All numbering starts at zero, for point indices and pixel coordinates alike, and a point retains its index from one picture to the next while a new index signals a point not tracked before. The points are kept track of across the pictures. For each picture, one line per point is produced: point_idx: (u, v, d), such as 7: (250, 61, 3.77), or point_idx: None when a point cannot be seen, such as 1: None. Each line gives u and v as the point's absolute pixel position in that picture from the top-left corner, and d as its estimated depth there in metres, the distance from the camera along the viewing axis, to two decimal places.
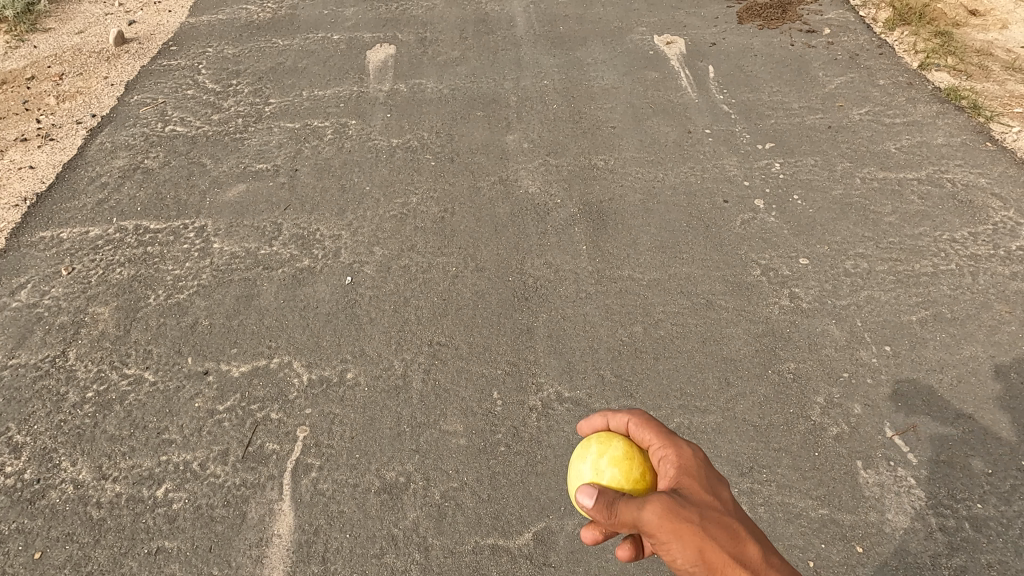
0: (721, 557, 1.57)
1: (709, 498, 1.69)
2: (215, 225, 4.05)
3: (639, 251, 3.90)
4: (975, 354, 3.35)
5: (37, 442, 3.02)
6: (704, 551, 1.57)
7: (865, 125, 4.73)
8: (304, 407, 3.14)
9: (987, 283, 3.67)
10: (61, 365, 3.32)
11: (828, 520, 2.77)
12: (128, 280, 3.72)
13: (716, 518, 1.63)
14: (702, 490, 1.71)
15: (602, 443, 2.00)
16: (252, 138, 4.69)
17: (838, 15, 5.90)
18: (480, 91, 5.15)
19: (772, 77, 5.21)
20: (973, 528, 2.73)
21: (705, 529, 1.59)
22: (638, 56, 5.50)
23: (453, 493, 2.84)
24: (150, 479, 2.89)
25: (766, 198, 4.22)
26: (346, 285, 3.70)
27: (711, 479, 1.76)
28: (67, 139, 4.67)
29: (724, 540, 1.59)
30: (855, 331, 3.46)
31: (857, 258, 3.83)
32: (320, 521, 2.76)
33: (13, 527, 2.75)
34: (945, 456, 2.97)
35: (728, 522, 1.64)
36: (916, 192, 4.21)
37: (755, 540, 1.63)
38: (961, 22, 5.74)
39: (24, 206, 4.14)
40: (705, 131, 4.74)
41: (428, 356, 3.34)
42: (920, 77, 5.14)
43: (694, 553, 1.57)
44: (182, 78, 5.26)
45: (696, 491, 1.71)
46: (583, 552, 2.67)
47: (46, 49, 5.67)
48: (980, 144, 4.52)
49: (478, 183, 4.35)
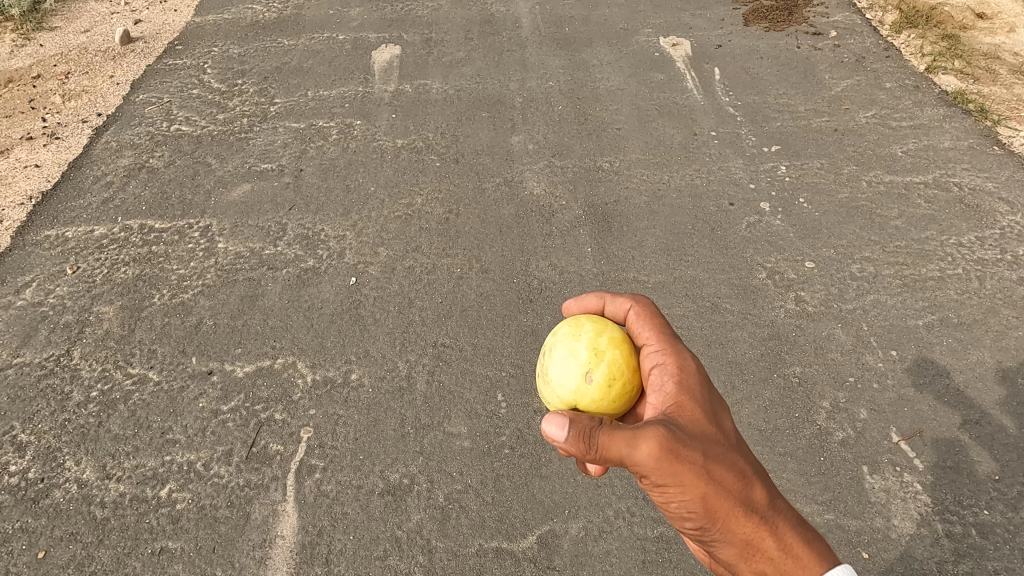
0: (720, 490, 1.80)
1: (714, 433, 1.88)
2: (219, 224, 4.05)
3: (644, 253, 3.89)
4: (982, 359, 3.33)
5: (41, 441, 3.02)
6: (703, 485, 1.79)
7: (871, 129, 4.71)
8: (309, 408, 3.13)
9: (994, 288, 3.65)
10: (66, 365, 3.32)
11: (833, 525, 2.75)
12: (133, 280, 3.72)
13: (718, 455, 1.83)
14: (704, 421, 1.90)
15: (598, 324, 2.26)
16: (257, 138, 4.69)
17: (844, 18, 5.88)
18: (485, 92, 5.15)
19: (779, 80, 5.19)
20: (979, 535, 2.71)
21: (705, 467, 1.79)
22: (644, 58, 5.49)
23: (457, 495, 2.83)
24: (154, 479, 2.89)
25: (772, 201, 4.21)
26: (351, 286, 3.69)
27: (711, 406, 1.95)
28: (73, 137, 4.68)
29: (722, 474, 1.81)
30: (861, 335, 3.44)
31: (864, 262, 3.81)
32: (324, 522, 2.76)
33: (17, 526, 2.75)
34: (951, 461, 2.95)
35: (730, 460, 1.85)
36: (922, 196, 4.19)
37: (762, 484, 1.86)
38: (969, 25, 5.71)
39: (30, 205, 4.14)
40: (711, 134, 4.72)
41: (433, 357, 3.33)
42: (927, 80, 5.12)
43: (693, 487, 1.79)
44: (187, 77, 5.26)
45: (700, 423, 1.88)
46: (587, 556, 2.66)
47: (52, 47, 5.68)
48: (988, 148, 4.50)
49: (483, 184, 4.34)
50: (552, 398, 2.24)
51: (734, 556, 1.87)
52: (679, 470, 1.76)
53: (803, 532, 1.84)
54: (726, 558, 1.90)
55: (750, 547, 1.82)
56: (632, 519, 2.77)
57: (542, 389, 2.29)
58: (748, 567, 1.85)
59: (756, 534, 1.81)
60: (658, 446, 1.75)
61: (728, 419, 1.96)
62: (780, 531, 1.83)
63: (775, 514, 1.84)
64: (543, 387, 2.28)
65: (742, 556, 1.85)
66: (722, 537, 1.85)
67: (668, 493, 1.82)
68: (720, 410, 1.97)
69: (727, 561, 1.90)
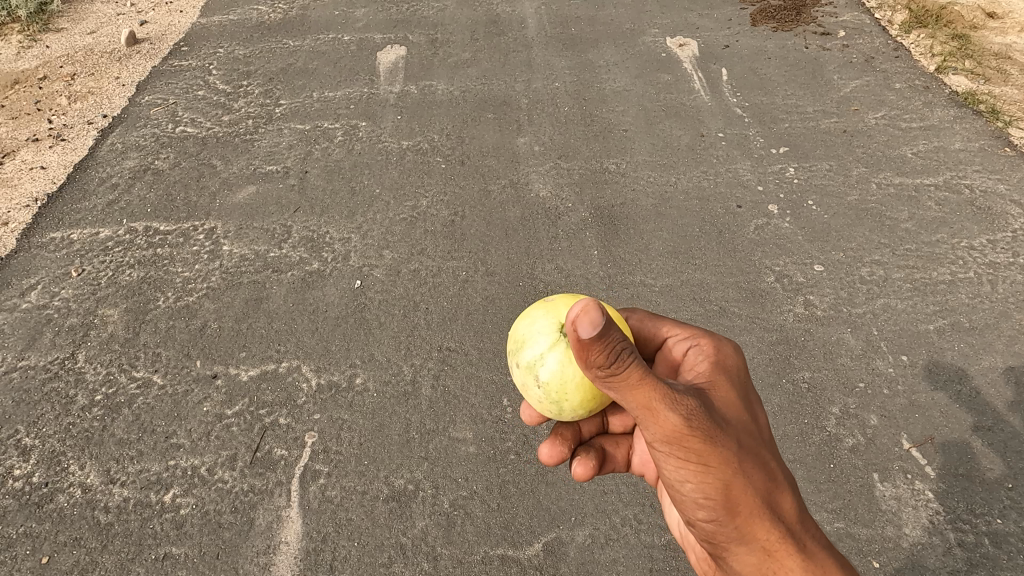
0: (748, 486, 1.73)
1: (749, 426, 1.83)
2: (224, 226, 4.04)
3: (652, 256, 3.85)
4: (994, 364, 3.28)
5: (46, 445, 3.01)
6: (733, 476, 1.71)
7: (880, 130, 4.66)
8: (313, 412, 3.11)
9: (1006, 292, 3.60)
10: (70, 368, 3.31)
11: (843, 534, 2.72)
12: (138, 283, 3.71)
13: (751, 446, 1.77)
14: (740, 411, 1.84)
15: None
16: (262, 140, 4.68)
17: (853, 18, 5.83)
18: (491, 93, 5.12)
19: (788, 81, 5.14)
20: (992, 544, 2.67)
21: (738, 458, 1.73)
22: (651, 59, 5.45)
23: (462, 501, 2.81)
24: (158, 484, 2.88)
25: (781, 204, 4.16)
26: (356, 288, 3.67)
27: (748, 401, 1.90)
28: (78, 139, 4.67)
29: (755, 470, 1.75)
30: (871, 340, 3.40)
31: (873, 265, 3.76)
32: (328, 528, 2.74)
33: (20, 531, 2.74)
34: (963, 469, 2.91)
35: (763, 458, 1.79)
36: (933, 199, 4.14)
37: (791, 493, 1.81)
38: (979, 24, 5.64)
39: (34, 207, 4.13)
40: (719, 135, 4.68)
41: (438, 361, 3.31)
42: (936, 81, 5.06)
43: (723, 475, 1.71)
44: (192, 79, 5.24)
45: (737, 412, 1.83)
46: (594, 564, 2.64)
47: (57, 49, 5.68)
48: (999, 150, 4.45)
49: (489, 186, 4.31)
50: (542, 349, 1.95)
51: (746, 558, 1.81)
52: (711, 451, 1.69)
53: (821, 548, 1.81)
54: (735, 560, 1.84)
55: (769, 554, 1.76)
56: (640, 526, 2.74)
57: (525, 358, 1.98)
58: (757, 573, 1.80)
59: (777, 541, 1.76)
60: (696, 417, 1.67)
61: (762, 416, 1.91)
62: (800, 544, 1.77)
63: (797, 525, 1.79)
64: (524, 358, 1.99)
65: (755, 560, 1.78)
66: (738, 535, 1.78)
67: (692, 473, 1.73)
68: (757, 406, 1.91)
69: (735, 562, 1.83)
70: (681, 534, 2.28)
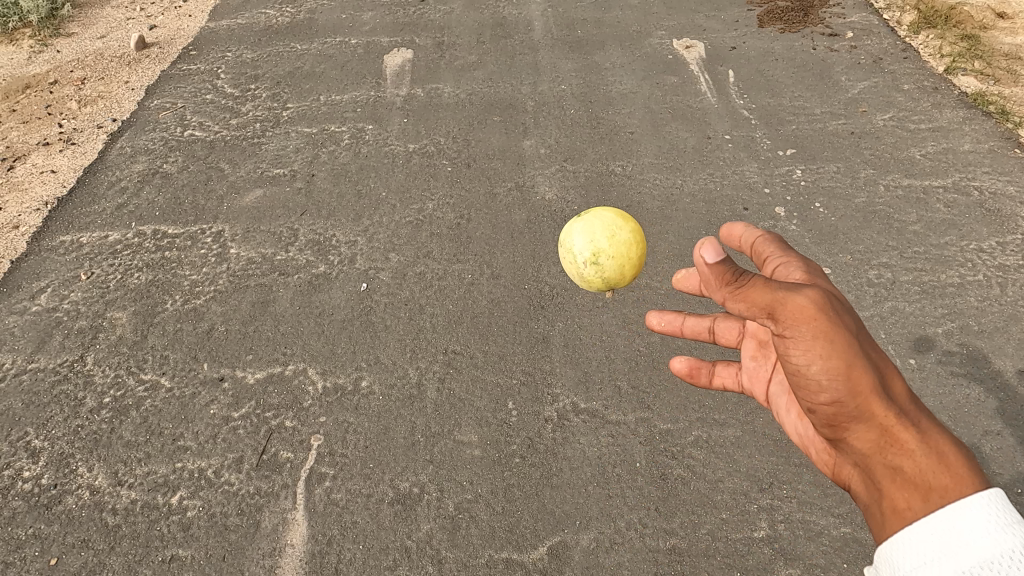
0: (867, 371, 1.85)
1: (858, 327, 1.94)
2: (232, 229, 4.07)
3: (657, 259, 3.84)
4: (1004, 368, 3.25)
5: (55, 447, 3.04)
6: (854, 357, 1.84)
7: (888, 131, 4.63)
8: (318, 416, 3.13)
9: (1015, 294, 3.57)
10: (79, 371, 3.34)
11: (851, 539, 2.69)
12: (146, 286, 3.74)
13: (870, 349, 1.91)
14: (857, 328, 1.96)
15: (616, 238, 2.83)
16: (270, 144, 4.70)
17: (861, 19, 5.79)
18: (497, 96, 5.13)
19: (794, 82, 5.12)
20: None
21: (855, 337, 1.87)
22: (658, 61, 5.44)
23: (467, 504, 2.81)
24: (165, 486, 2.90)
25: (787, 205, 4.15)
26: (362, 291, 3.69)
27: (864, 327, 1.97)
28: (88, 143, 4.72)
29: (870, 351, 1.92)
30: (878, 344, 3.37)
31: (881, 268, 3.73)
32: (334, 531, 2.75)
33: (30, 532, 2.77)
34: None
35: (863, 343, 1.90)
36: (942, 200, 4.11)
37: (896, 377, 1.92)
38: (989, 25, 5.59)
39: (44, 211, 4.18)
40: (724, 137, 4.66)
41: (443, 365, 3.31)
42: (946, 81, 5.03)
43: (842, 356, 1.85)
44: (201, 83, 5.28)
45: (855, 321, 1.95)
46: (598, 567, 2.63)
47: (68, 54, 5.74)
48: (1009, 151, 4.41)
49: (494, 189, 4.32)
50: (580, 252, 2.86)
51: (863, 436, 1.93)
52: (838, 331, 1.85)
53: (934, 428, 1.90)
54: (854, 438, 1.96)
55: (886, 432, 1.88)
56: (644, 530, 2.73)
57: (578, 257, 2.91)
58: (875, 451, 1.92)
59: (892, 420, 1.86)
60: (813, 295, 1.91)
61: (818, 458, 2.34)
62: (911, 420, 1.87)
63: (907, 404, 1.90)
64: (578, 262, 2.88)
65: (873, 436, 1.90)
66: (859, 412, 1.90)
67: (824, 365, 1.89)
68: (814, 446, 2.36)
69: (855, 439, 1.96)
70: (800, 437, 2.42)
